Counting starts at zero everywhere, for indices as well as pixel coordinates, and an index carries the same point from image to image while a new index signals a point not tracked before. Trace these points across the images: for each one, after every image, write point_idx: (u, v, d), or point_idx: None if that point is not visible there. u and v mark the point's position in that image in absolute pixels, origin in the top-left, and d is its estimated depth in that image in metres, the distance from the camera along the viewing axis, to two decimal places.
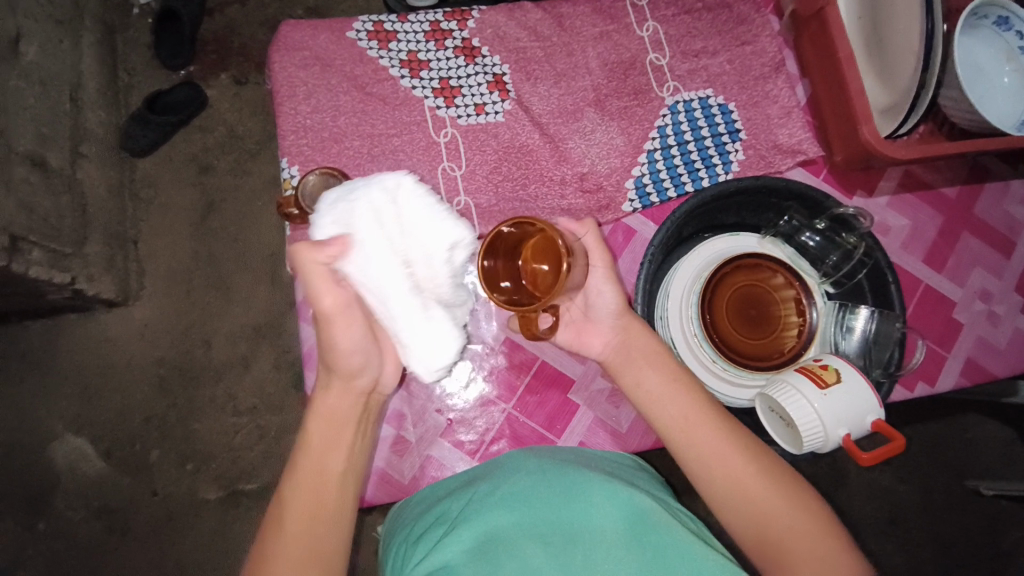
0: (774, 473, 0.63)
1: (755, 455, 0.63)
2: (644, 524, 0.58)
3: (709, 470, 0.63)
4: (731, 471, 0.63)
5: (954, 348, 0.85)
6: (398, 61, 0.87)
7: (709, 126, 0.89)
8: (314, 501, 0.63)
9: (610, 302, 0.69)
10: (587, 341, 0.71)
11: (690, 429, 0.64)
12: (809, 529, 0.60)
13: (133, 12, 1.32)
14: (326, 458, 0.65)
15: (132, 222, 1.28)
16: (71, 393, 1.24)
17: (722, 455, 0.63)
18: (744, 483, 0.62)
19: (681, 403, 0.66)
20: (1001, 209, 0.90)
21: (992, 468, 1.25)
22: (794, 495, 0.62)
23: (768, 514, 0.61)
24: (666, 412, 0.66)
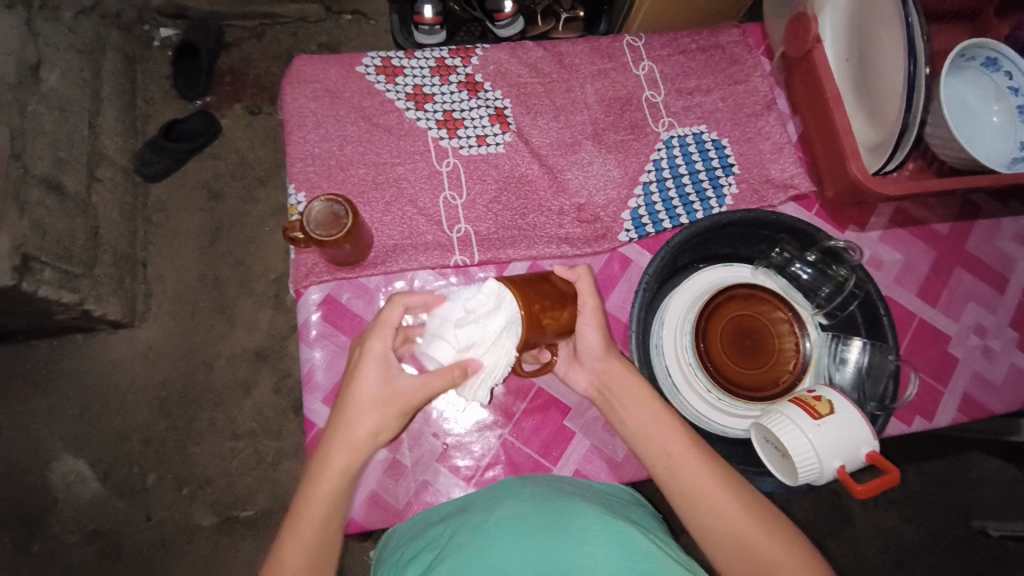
0: (776, 522, 0.61)
1: (751, 500, 0.62)
2: (638, 559, 0.56)
3: (708, 515, 0.62)
4: (730, 516, 0.61)
5: (950, 383, 0.86)
6: (404, 95, 0.91)
7: (704, 160, 0.92)
8: (302, 571, 0.57)
9: (594, 346, 0.69)
10: (573, 376, 0.75)
11: (673, 458, 0.65)
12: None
13: (154, 46, 1.39)
14: (319, 528, 0.59)
15: (142, 245, 1.31)
16: (71, 414, 1.24)
17: (717, 498, 0.62)
18: (743, 529, 0.60)
19: (681, 446, 0.65)
20: (992, 244, 0.92)
21: (997, 508, 1.23)
22: (798, 547, 0.60)
23: (771, 566, 0.58)
24: (662, 454, 0.66)
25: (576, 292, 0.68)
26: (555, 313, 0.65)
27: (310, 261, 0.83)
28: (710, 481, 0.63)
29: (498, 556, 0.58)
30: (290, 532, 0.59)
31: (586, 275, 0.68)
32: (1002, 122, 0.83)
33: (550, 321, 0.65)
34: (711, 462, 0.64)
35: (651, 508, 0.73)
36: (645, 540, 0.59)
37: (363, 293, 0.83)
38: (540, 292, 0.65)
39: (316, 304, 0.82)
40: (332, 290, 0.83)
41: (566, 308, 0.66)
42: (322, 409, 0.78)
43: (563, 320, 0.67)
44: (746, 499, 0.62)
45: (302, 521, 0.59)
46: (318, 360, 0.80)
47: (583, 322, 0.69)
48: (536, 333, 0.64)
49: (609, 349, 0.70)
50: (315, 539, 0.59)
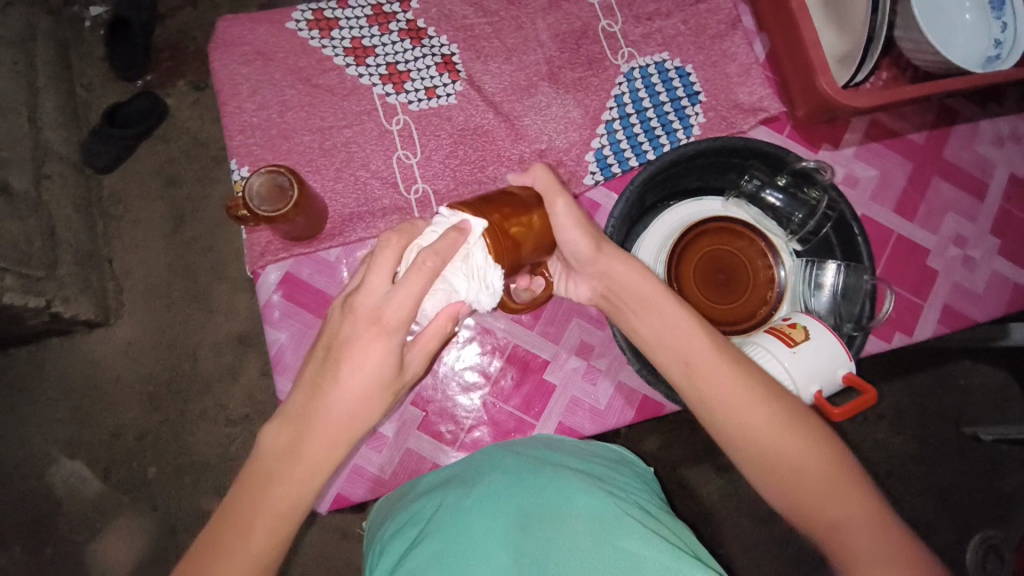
0: (812, 434, 0.56)
1: (783, 403, 0.58)
2: (614, 527, 0.56)
3: (740, 430, 0.57)
4: (762, 429, 0.57)
5: (929, 296, 0.84)
6: (342, 49, 0.85)
7: (668, 90, 0.87)
8: (279, 518, 0.51)
9: (583, 246, 0.64)
10: (574, 289, 0.72)
11: (691, 359, 0.60)
12: (844, 499, 0.54)
13: (85, 25, 1.28)
14: (298, 493, 0.51)
15: (104, 239, 1.25)
16: (61, 417, 1.23)
17: (748, 403, 0.57)
18: (774, 435, 0.56)
19: (710, 359, 0.59)
20: (970, 150, 0.89)
21: (985, 412, 1.25)
22: (835, 461, 0.55)
23: (803, 478, 0.55)
24: (692, 368, 0.60)
25: (540, 194, 0.63)
26: (522, 220, 0.60)
27: (264, 238, 0.79)
28: (742, 393, 0.58)
29: (480, 533, 0.58)
30: (269, 490, 0.51)
31: (542, 173, 0.63)
32: (976, 20, 0.77)
33: (519, 231, 0.59)
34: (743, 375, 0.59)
35: (640, 464, 0.75)
36: (622, 509, 0.58)
37: (324, 268, 0.80)
38: (501, 202, 0.60)
39: (275, 283, 0.79)
40: (291, 267, 0.80)
41: (534, 214, 0.61)
42: None
43: (535, 226, 0.61)
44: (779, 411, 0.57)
45: (279, 485, 0.51)
46: (285, 341, 0.78)
47: (562, 227, 0.64)
48: (511, 247, 0.59)
49: (600, 247, 0.65)
50: (294, 500, 0.51)
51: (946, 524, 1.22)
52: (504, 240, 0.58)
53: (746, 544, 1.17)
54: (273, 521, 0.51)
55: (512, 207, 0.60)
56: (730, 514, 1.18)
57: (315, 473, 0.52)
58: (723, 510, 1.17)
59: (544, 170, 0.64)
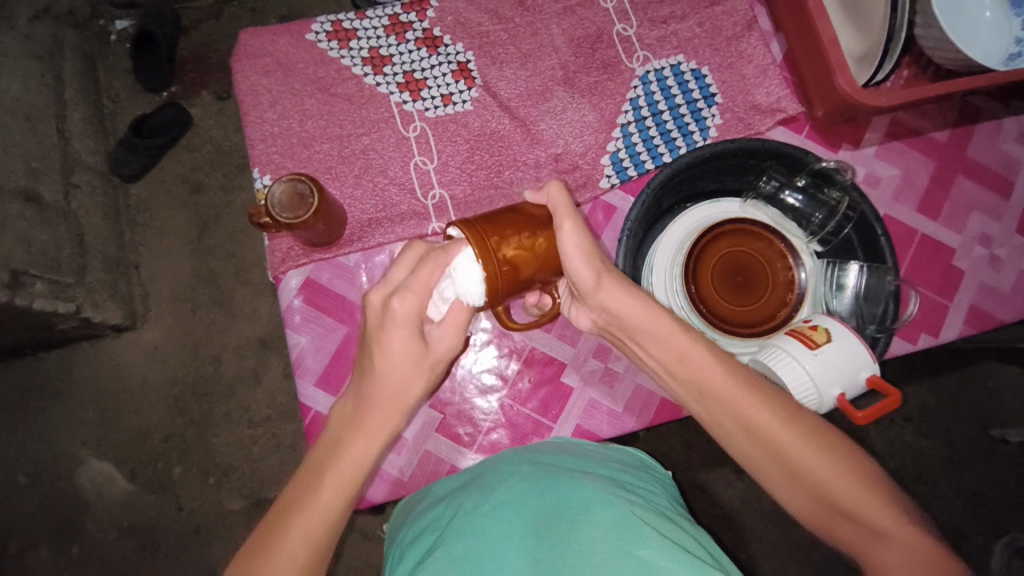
0: (836, 448, 0.56)
1: (803, 426, 0.57)
2: (632, 536, 0.56)
3: (763, 450, 0.57)
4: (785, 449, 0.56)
5: (954, 297, 0.83)
6: (360, 59, 0.86)
7: (684, 93, 0.87)
8: (323, 524, 0.52)
9: (584, 278, 0.59)
10: (577, 317, 0.69)
11: (706, 388, 0.60)
12: (873, 512, 0.53)
13: (111, 39, 1.32)
14: (348, 484, 0.53)
15: (131, 246, 1.29)
16: (90, 419, 1.26)
17: (766, 429, 0.57)
18: (795, 458, 0.56)
19: (728, 383, 0.58)
20: (995, 148, 0.87)
21: (1015, 415, 1.22)
22: (862, 474, 0.55)
23: (830, 494, 0.55)
24: (709, 394, 0.59)
25: (550, 214, 0.60)
26: (523, 242, 0.57)
27: (285, 245, 0.81)
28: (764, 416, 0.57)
29: (498, 542, 0.58)
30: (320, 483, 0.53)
31: (559, 192, 0.59)
32: (996, 18, 0.76)
33: (517, 254, 0.57)
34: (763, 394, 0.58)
35: (658, 468, 0.74)
36: (641, 519, 0.58)
37: (344, 273, 0.81)
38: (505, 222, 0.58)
39: (296, 288, 0.81)
40: (311, 273, 0.81)
41: (537, 236, 0.58)
42: (316, 392, 0.78)
43: (537, 249, 0.59)
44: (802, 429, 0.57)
45: (333, 476, 0.53)
46: (306, 345, 0.79)
47: (567, 256, 0.59)
48: (509, 272, 0.57)
49: (601, 279, 0.60)
50: (341, 497, 0.53)
51: (976, 531, 1.19)
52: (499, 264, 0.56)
53: (768, 549, 1.16)
54: (324, 513, 0.52)
55: (514, 228, 0.57)
56: (750, 518, 1.16)
57: (368, 461, 0.55)
58: (744, 515, 1.16)
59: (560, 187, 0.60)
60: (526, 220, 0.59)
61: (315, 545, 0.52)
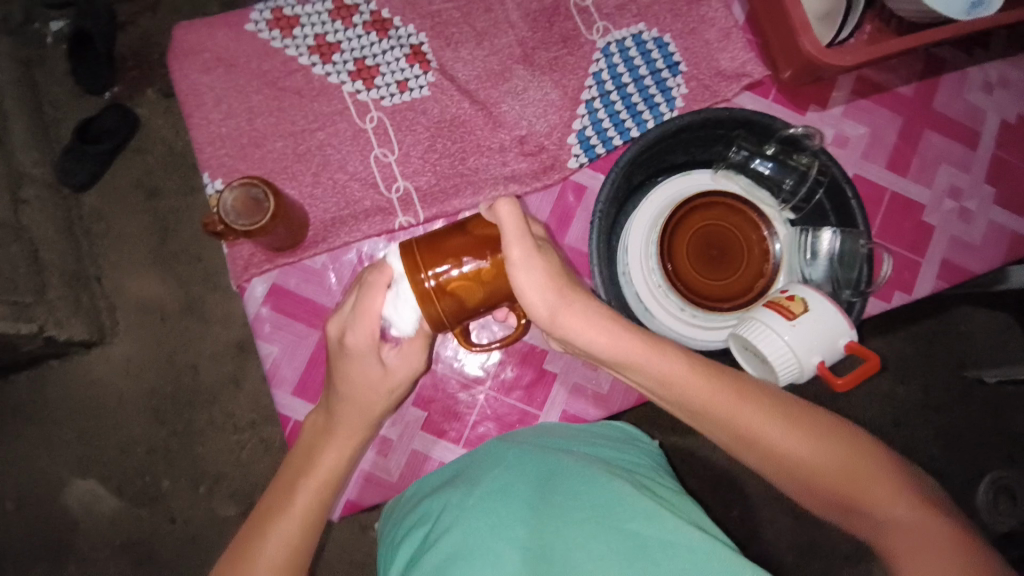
0: (830, 432, 0.58)
1: (794, 420, 0.58)
2: (616, 510, 0.56)
3: (777, 460, 0.58)
4: (797, 457, 0.57)
5: (926, 253, 0.83)
6: (306, 48, 0.82)
7: (647, 63, 0.84)
8: (299, 530, 0.59)
9: (537, 312, 0.57)
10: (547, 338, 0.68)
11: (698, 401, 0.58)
12: (885, 496, 0.55)
13: (47, 42, 1.23)
14: (322, 485, 0.61)
15: (90, 259, 1.23)
16: (68, 440, 1.23)
17: (759, 431, 0.57)
18: (792, 455, 0.57)
19: (736, 405, 0.58)
20: (960, 99, 0.86)
21: (988, 356, 1.25)
22: (871, 462, 0.57)
23: (836, 484, 0.56)
24: (705, 414, 0.59)
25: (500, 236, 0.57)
26: (466, 273, 0.57)
27: (245, 252, 0.78)
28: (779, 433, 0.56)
29: (487, 528, 0.57)
30: (306, 481, 0.61)
31: (508, 212, 0.56)
32: None
33: (458, 285, 0.57)
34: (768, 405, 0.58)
35: (651, 443, 0.75)
36: (624, 491, 0.58)
37: (311, 277, 0.78)
38: (449, 250, 0.57)
39: (262, 296, 0.78)
40: (276, 279, 0.78)
41: (483, 264, 0.57)
42: (293, 402, 0.76)
43: (484, 275, 0.57)
44: (811, 432, 0.57)
45: (316, 472, 0.62)
46: (278, 355, 0.77)
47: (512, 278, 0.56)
48: (453, 302, 0.57)
49: (556, 313, 0.57)
50: (315, 497, 0.61)
51: (955, 470, 1.23)
52: (439, 297, 0.57)
53: (758, 507, 1.18)
54: (304, 514, 0.60)
55: (456, 258, 0.56)
56: (739, 479, 1.18)
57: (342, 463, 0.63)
58: (733, 476, 1.18)
59: (510, 205, 0.56)
60: (473, 244, 0.57)
61: (298, 542, 0.59)
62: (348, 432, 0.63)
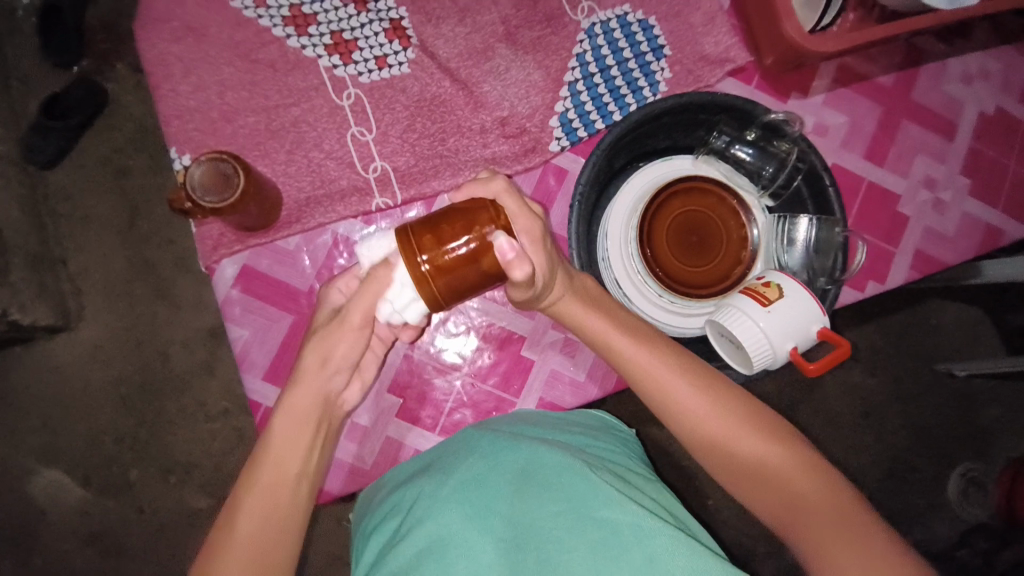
0: (759, 415, 0.59)
1: (728, 397, 0.59)
2: (591, 500, 0.56)
3: (715, 443, 0.58)
4: (727, 433, 0.58)
5: (901, 243, 0.84)
6: (281, 19, 0.79)
7: (631, 45, 0.83)
8: (262, 522, 0.54)
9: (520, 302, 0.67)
10: None
11: (639, 366, 0.62)
12: (814, 489, 0.54)
13: (13, 13, 1.17)
14: (282, 471, 0.56)
15: (56, 240, 1.18)
16: (32, 427, 1.19)
17: (691, 401, 0.59)
18: (721, 429, 0.58)
19: (679, 380, 0.60)
20: (938, 90, 0.87)
21: (960, 349, 1.28)
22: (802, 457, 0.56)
23: (761, 466, 0.56)
24: (642, 380, 0.61)
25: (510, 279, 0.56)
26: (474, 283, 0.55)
27: (215, 231, 0.75)
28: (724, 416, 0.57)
29: (448, 518, 0.56)
30: (260, 467, 0.56)
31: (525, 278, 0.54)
32: None
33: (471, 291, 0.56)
34: (707, 387, 0.60)
35: (628, 431, 0.75)
36: (599, 480, 0.57)
37: (284, 258, 0.76)
38: (465, 289, 0.55)
39: (232, 277, 0.75)
40: (247, 260, 0.76)
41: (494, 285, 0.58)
42: (263, 386, 0.74)
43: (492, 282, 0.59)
44: (744, 413, 0.58)
45: (270, 457, 0.57)
46: (248, 337, 0.75)
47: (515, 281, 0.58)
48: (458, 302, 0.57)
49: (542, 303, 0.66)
50: (274, 485, 0.56)
51: (925, 460, 1.26)
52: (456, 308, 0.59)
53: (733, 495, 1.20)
54: (264, 505, 0.55)
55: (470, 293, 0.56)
56: None
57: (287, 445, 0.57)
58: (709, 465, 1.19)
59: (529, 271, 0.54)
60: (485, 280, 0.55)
61: (262, 537, 0.53)
62: (299, 409, 0.59)
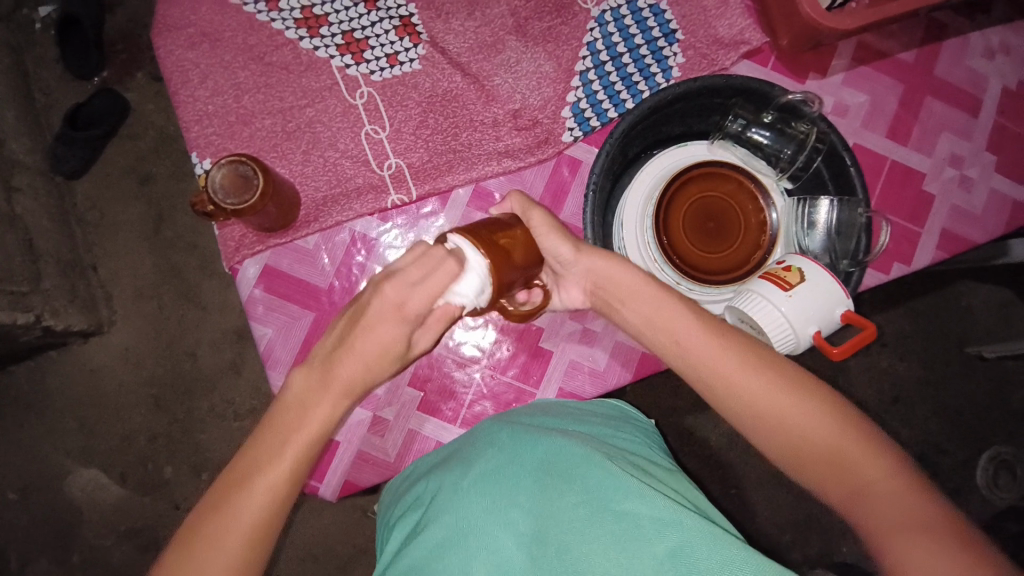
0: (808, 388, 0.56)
1: (774, 368, 0.57)
2: (611, 492, 0.56)
3: (762, 418, 0.56)
4: (775, 409, 0.55)
5: (926, 224, 0.82)
6: (293, 21, 0.80)
7: (642, 31, 0.82)
8: (289, 475, 0.52)
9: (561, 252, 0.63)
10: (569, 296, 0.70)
11: (680, 337, 0.59)
12: (868, 465, 0.51)
13: (36, 27, 1.21)
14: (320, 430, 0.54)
15: (85, 247, 1.22)
16: (70, 428, 1.23)
17: (737, 374, 0.57)
18: (770, 403, 0.55)
19: (723, 352, 0.57)
20: (963, 65, 0.84)
21: (990, 331, 1.25)
22: (857, 433, 0.53)
23: (810, 441, 0.54)
24: (686, 350, 0.59)
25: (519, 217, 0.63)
26: (508, 234, 0.59)
27: (237, 232, 0.77)
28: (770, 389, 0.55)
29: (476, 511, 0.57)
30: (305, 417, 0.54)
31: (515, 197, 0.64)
32: None
33: (509, 242, 0.58)
34: (762, 367, 0.57)
35: (647, 420, 0.75)
36: (620, 472, 0.57)
37: (303, 256, 0.77)
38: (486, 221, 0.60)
39: (255, 277, 0.77)
40: (268, 259, 0.77)
41: (517, 228, 0.60)
42: None
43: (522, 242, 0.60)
44: (793, 387, 0.56)
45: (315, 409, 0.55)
46: (273, 335, 0.76)
47: (539, 236, 0.63)
48: (504, 256, 0.57)
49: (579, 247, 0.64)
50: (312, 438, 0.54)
51: (955, 445, 1.23)
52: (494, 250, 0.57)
53: (758, 483, 1.19)
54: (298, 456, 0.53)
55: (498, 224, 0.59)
56: (739, 456, 1.19)
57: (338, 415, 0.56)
58: (732, 454, 1.19)
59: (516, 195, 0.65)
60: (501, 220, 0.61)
61: (284, 492, 0.52)
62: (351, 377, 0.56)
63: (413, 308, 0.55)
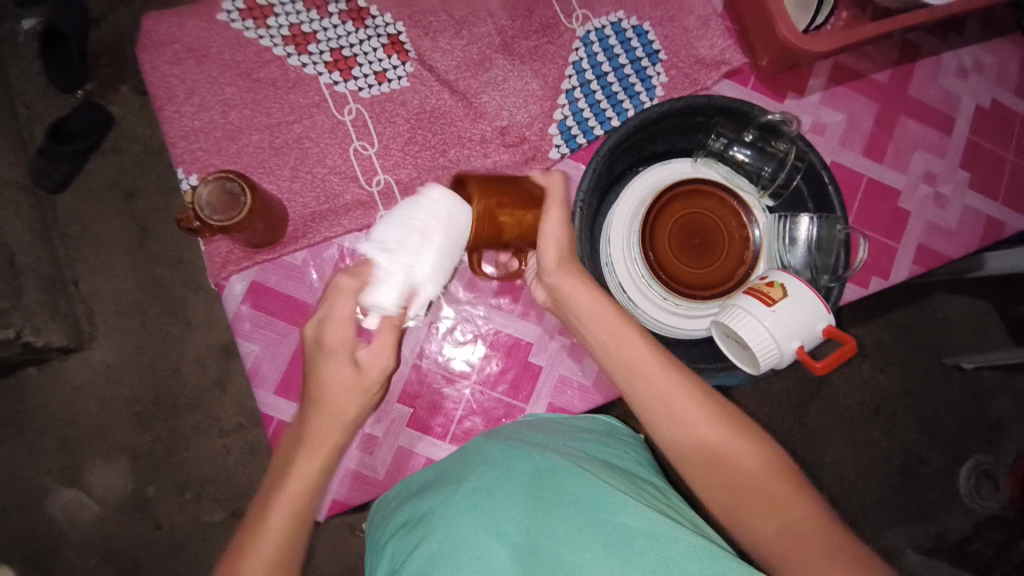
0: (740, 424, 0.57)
1: (712, 400, 0.58)
2: (605, 505, 0.56)
3: (700, 450, 0.56)
4: (713, 440, 0.56)
5: (903, 239, 0.84)
6: (281, 38, 0.80)
7: (626, 51, 0.84)
8: (292, 519, 0.54)
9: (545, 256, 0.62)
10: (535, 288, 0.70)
11: (632, 362, 0.59)
12: (793, 503, 0.53)
13: (19, 41, 1.20)
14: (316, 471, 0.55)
15: (67, 263, 1.20)
16: (49, 448, 1.20)
17: (682, 403, 0.57)
18: (708, 435, 0.56)
19: (671, 381, 0.58)
20: (934, 84, 0.87)
21: (968, 342, 1.27)
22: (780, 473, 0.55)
23: (742, 476, 0.54)
24: (636, 375, 0.59)
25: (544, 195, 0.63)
26: (515, 214, 0.61)
27: (223, 248, 0.76)
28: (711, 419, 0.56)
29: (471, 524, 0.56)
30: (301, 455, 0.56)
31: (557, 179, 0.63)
32: None
33: (508, 220, 0.61)
34: (702, 399, 0.57)
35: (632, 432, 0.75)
36: (612, 488, 0.57)
37: (291, 272, 0.77)
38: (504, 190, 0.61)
39: (241, 293, 0.76)
40: (255, 276, 0.77)
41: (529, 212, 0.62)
42: (275, 400, 0.75)
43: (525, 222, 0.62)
44: (730, 422, 0.57)
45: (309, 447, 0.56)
46: (259, 352, 0.76)
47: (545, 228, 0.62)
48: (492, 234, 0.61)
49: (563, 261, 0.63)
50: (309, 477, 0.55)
51: (937, 454, 1.25)
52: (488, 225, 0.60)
53: None
54: (296, 501, 0.54)
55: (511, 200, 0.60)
56: None
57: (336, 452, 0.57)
58: None
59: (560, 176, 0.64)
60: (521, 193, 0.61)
61: (291, 532, 0.54)
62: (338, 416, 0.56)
63: (340, 334, 0.56)
